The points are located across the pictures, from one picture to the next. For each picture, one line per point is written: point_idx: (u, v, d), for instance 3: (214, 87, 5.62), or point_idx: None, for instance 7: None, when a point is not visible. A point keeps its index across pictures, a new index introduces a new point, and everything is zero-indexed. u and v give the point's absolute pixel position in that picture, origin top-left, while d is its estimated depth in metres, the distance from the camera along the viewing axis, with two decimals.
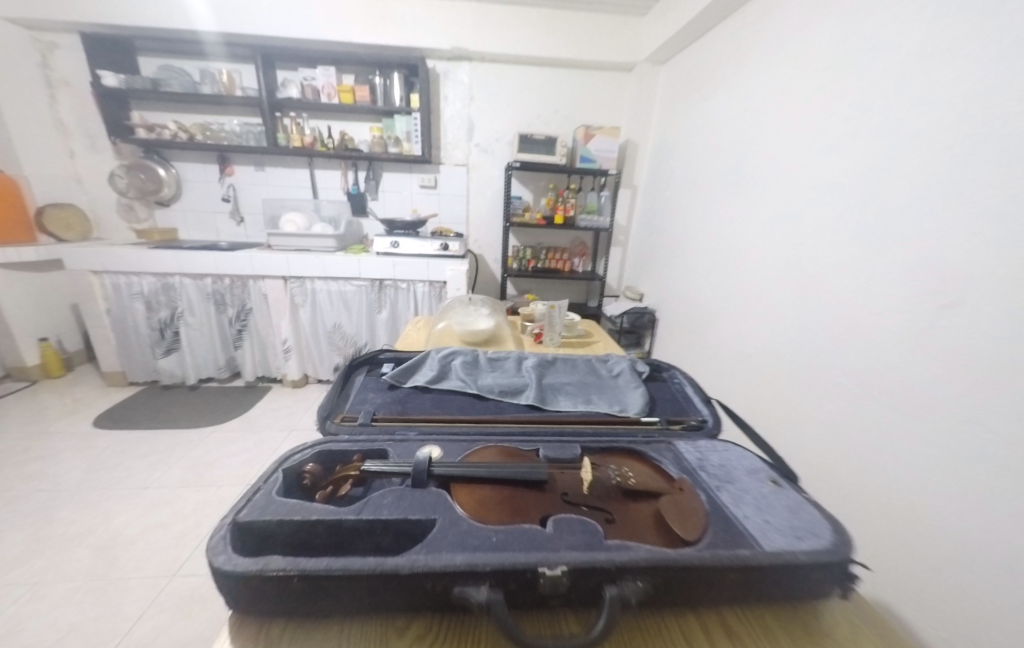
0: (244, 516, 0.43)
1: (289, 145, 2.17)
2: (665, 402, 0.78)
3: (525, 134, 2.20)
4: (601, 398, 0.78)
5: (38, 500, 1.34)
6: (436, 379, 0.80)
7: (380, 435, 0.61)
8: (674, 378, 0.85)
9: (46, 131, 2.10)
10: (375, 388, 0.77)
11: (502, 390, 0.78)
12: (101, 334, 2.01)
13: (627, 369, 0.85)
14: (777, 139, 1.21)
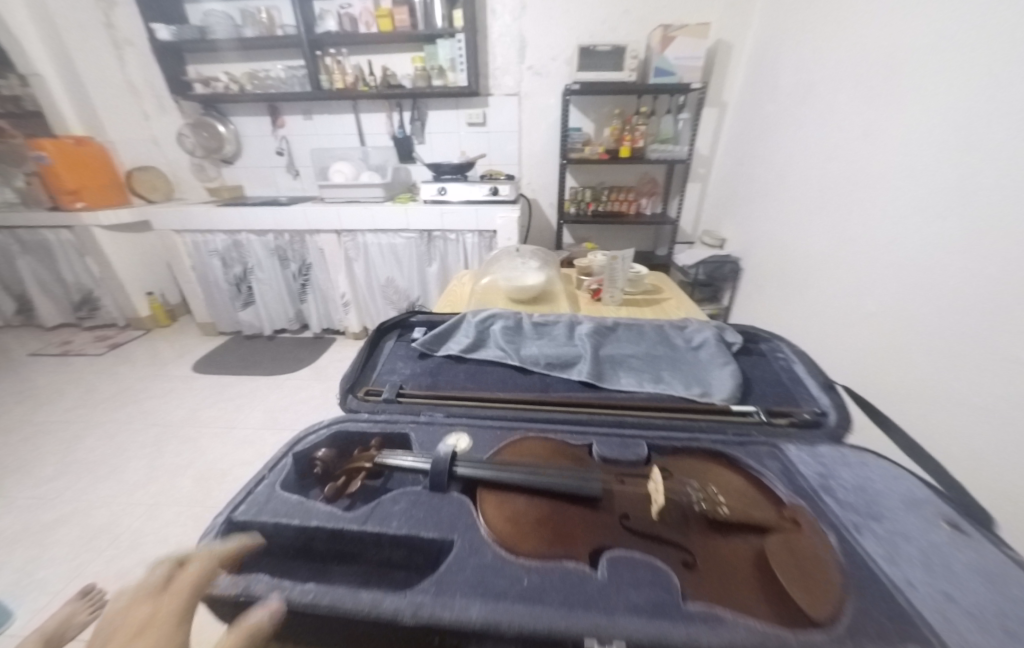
0: (240, 513, 0.41)
1: (332, 87, 2.05)
2: (765, 385, 0.60)
3: (587, 46, 1.82)
4: (675, 376, 0.61)
5: (154, 432, 1.56)
6: (471, 348, 0.69)
7: (403, 416, 0.54)
8: (777, 353, 0.66)
9: (117, 94, 2.22)
10: (405, 358, 0.69)
11: (549, 362, 0.65)
12: (191, 288, 2.22)
13: (712, 340, 0.66)
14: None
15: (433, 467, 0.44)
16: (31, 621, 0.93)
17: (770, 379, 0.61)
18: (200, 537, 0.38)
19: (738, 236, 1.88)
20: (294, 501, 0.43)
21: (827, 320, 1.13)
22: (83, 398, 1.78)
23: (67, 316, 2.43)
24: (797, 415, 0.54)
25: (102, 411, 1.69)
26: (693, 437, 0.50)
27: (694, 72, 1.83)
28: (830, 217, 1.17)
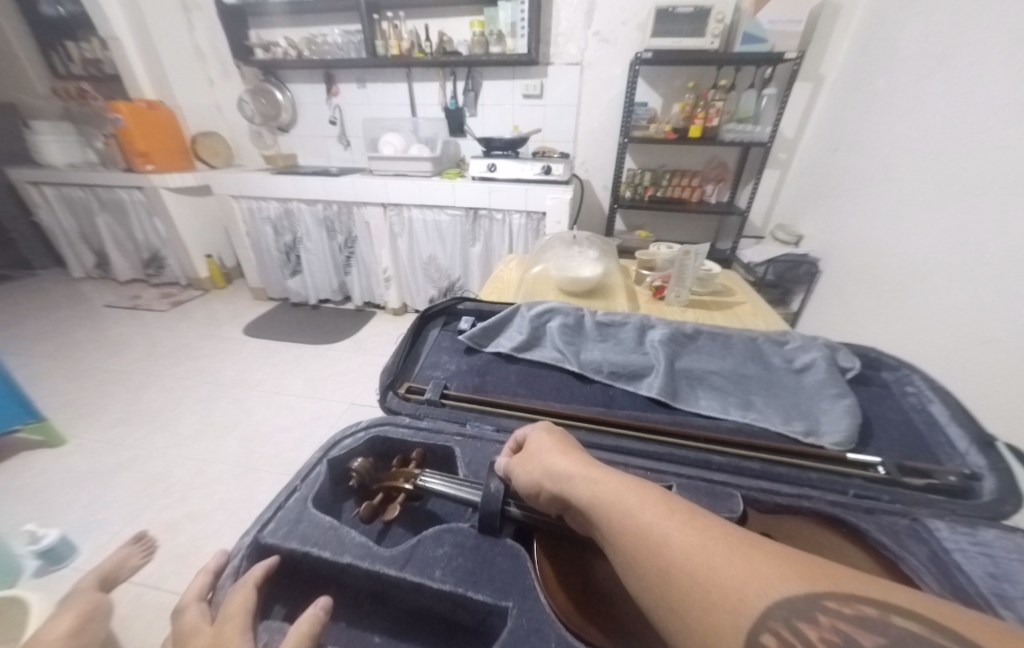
0: (268, 534, 0.41)
1: (387, 54, 1.98)
2: (890, 430, 0.50)
3: (664, 7, 1.61)
4: (769, 404, 0.52)
5: (206, 389, 1.64)
6: (524, 347, 0.63)
7: (447, 426, 0.52)
8: (908, 390, 0.55)
9: (184, 57, 2.28)
10: (450, 351, 0.65)
11: (613, 371, 0.58)
12: (245, 253, 2.31)
13: (820, 363, 0.55)
14: None
15: (485, 509, 0.41)
16: (91, 559, 1.00)
17: (896, 425, 0.51)
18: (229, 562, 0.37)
19: (819, 232, 1.65)
20: (325, 525, 0.42)
21: (938, 339, 1.00)
22: (147, 351, 1.91)
23: (137, 272, 2.62)
24: (938, 477, 0.44)
25: (162, 365, 1.80)
26: (801, 495, 0.43)
27: (789, 38, 1.58)
28: (954, 222, 1.01)
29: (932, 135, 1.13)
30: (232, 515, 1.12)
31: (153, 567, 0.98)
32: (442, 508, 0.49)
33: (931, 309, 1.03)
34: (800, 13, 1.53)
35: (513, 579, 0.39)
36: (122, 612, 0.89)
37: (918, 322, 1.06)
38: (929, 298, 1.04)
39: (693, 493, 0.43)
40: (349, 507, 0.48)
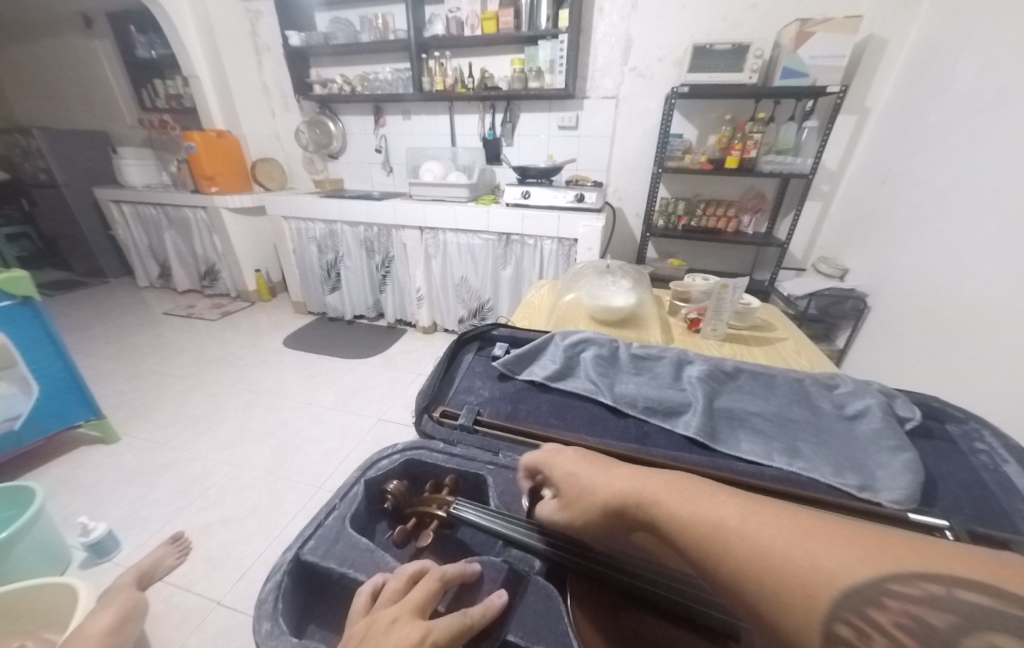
0: (308, 551, 0.41)
1: (433, 89, 2.12)
2: (958, 490, 0.46)
3: (701, 44, 1.64)
4: (817, 453, 0.49)
5: (245, 397, 1.73)
6: (557, 376, 0.63)
7: (479, 455, 0.52)
8: (978, 446, 0.51)
9: (252, 94, 2.53)
10: (483, 376, 0.66)
11: (649, 406, 0.57)
12: (290, 269, 2.45)
13: (876, 412, 0.51)
14: None
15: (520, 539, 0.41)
16: (132, 555, 1.05)
17: (965, 485, 0.47)
18: (272, 575, 0.38)
19: (867, 266, 1.57)
20: (361, 547, 0.42)
21: (1008, 388, 0.91)
22: (196, 357, 2.04)
23: (194, 284, 2.83)
24: (1019, 548, 0.39)
25: (209, 372, 1.91)
26: None
27: (832, 72, 1.56)
28: (1023, 260, 0.93)
29: (994, 171, 1.07)
30: (261, 523, 1.15)
31: (185, 568, 1.01)
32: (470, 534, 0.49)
33: (999, 351, 0.94)
34: (843, 49, 1.52)
35: (543, 622, 0.38)
36: (154, 611, 0.92)
37: (982, 368, 0.98)
38: (994, 339, 0.96)
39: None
40: (381, 530, 0.49)
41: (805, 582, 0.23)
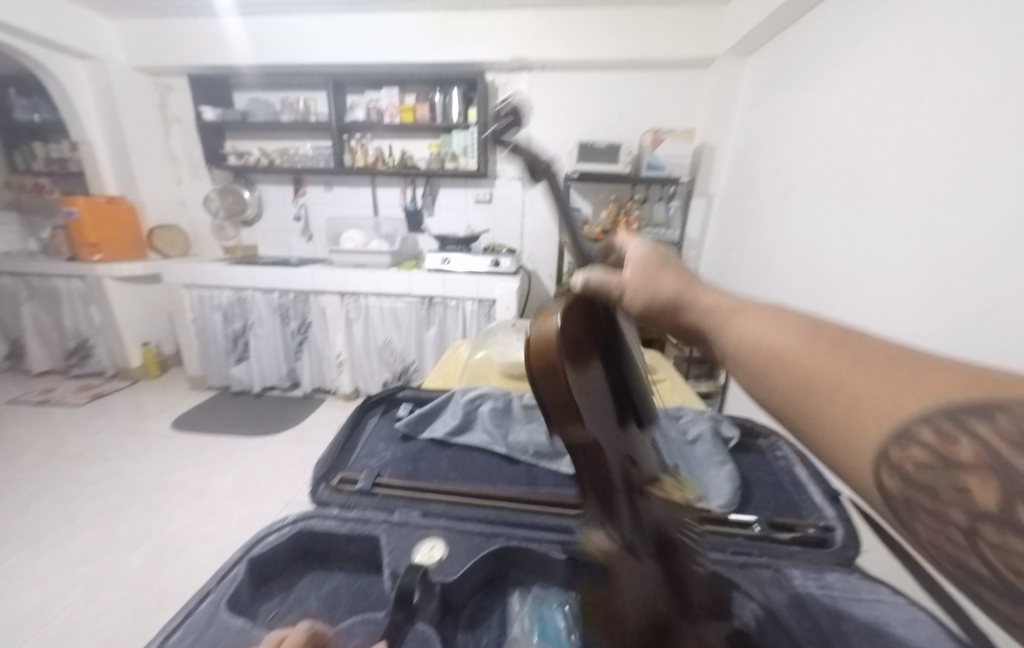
0: (173, 640, 0.39)
1: (354, 165, 2.26)
2: (765, 490, 0.60)
3: (586, 142, 2.03)
4: (671, 474, 0.60)
5: (113, 496, 1.45)
6: (457, 431, 0.69)
7: (374, 515, 0.53)
8: (776, 452, 0.67)
9: (155, 161, 2.43)
10: (387, 438, 0.69)
11: (537, 451, 0.65)
12: (188, 340, 2.22)
13: (706, 434, 0.67)
14: (889, 126, 0.94)
15: (401, 586, 0.42)
16: None
17: (770, 487, 0.60)
18: None
19: None
20: (236, 628, 0.40)
21: None
22: (48, 454, 1.68)
23: (57, 363, 2.40)
24: (799, 530, 0.52)
25: (64, 471, 1.58)
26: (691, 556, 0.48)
27: (681, 167, 2.01)
28: None
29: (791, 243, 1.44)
30: None
31: None
32: (346, 589, 0.50)
33: None
34: (685, 152, 1.98)
35: None
36: None
37: None
38: None
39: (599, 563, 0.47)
40: (266, 609, 0.47)
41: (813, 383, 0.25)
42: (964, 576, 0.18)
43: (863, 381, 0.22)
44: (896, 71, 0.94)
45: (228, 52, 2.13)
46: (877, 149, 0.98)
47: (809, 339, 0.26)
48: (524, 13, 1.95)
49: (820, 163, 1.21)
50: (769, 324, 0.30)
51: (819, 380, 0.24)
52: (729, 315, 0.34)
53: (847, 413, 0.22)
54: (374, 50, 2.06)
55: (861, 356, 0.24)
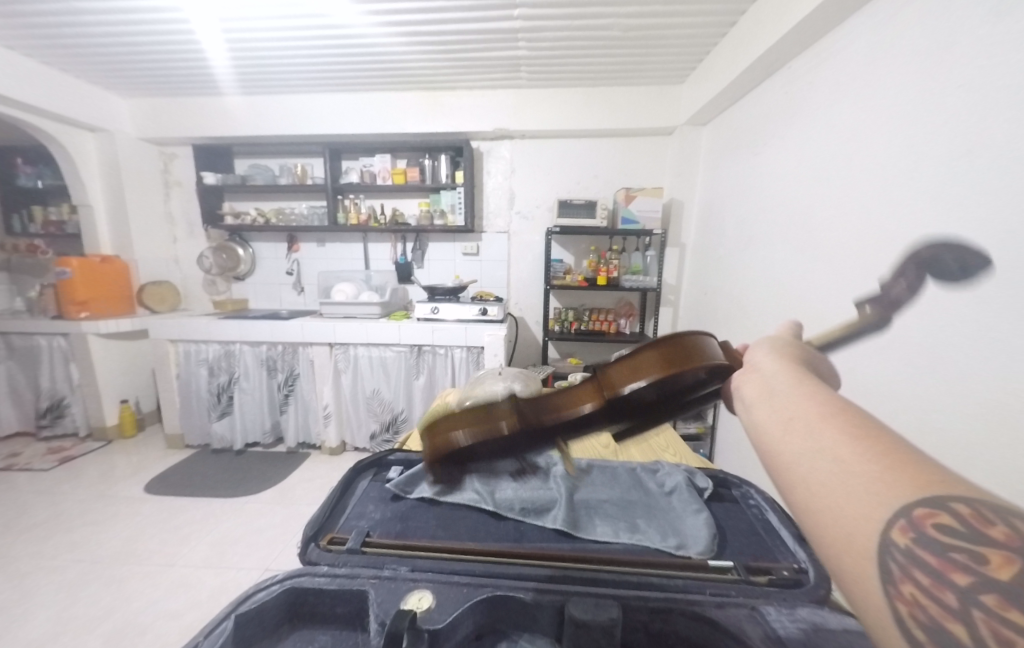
0: None
1: (347, 223, 2.38)
2: (740, 535, 0.62)
3: (564, 200, 2.21)
4: (650, 526, 0.62)
5: (74, 571, 1.34)
6: (446, 491, 0.69)
7: (363, 570, 0.53)
8: (749, 499, 0.69)
9: (153, 222, 2.53)
10: (376, 500, 0.69)
11: (524, 507, 0.65)
12: (169, 396, 2.18)
13: (682, 485, 0.69)
14: (841, 187, 1.05)
15: (390, 629, 0.41)
16: None
17: (743, 532, 0.62)
18: None
19: None
20: None
21: None
22: (6, 526, 1.57)
23: (26, 425, 2.30)
24: (773, 573, 0.53)
25: (22, 544, 1.47)
26: (669, 598, 0.48)
27: (654, 221, 2.18)
28: None
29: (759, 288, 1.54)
30: None
31: None
32: None
33: None
34: (656, 207, 2.15)
35: None
36: None
37: None
38: None
39: (581, 606, 0.47)
40: None
41: (847, 475, 0.29)
42: (927, 631, 0.23)
43: (906, 470, 0.28)
44: (834, 144, 1.09)
45: (232, 125, 2.32)
46: (828, 208, 1.10)
47: (861, 444, 0.30)
48: (504, 92, 2.20)
49: (781, 219, 1.34)
50: (826, 414, 0.33)
51: (847, 474, 0.28)
52: (791, 395, 0.37)
53: (877, 485, 0.27)
54: (368, 123, 2.27)
55: (907, 479, 0.27)
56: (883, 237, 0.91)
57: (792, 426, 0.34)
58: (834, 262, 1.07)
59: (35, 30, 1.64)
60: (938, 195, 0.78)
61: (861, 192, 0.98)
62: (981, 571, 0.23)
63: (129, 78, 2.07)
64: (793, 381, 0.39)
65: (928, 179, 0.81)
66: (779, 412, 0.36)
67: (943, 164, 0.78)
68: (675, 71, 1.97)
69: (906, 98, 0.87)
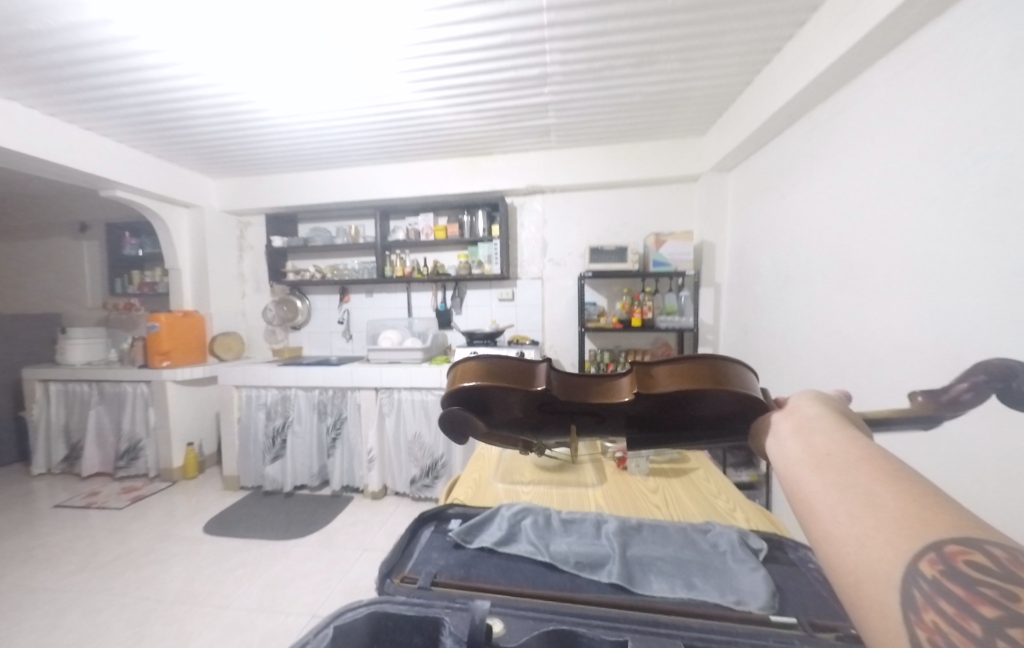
0: None
1: (393, 275, 2.59)
2: (802, 596, 0.58)
3: (595, 247, 2.31)
4: (707, 583, 0.60)
5: (140, 609, 1.42)
6: (502, 541, 0.70)
7: (438, 600, 0.54)
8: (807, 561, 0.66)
9: (227, 280, 2.87)
10: (440, 548, 0.69)
11: (579, 561, 0.65)
12: (230, 439, 2.34)
13: (737, 544, 0.67)
14: (876, 225, 1.07)
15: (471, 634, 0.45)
16: None
17: (807, 592, 0.59)
18: None
19: None
20: None
21: None
22: (85, 562, 1.70)
23: (106, 466, 2.53)
24: (839, 630, 0.51)
25: (98, 580, 1.58)
26: (733, 640, 0.48)
27: (686, 263, 2.22)
28: None
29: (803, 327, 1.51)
30: None
31: None
32: None
33: None
34: (687, 250, 2.20)
35: None
36: None
37: None
38: None
39: (646, 646, 0.48)
40: None
41: (877, 511, 0.31)
42: None
43: (938, 517, 0.30)
44: (863, 187, 1.12)
45: (299, 196, 2.67)
46: (864, 246, 1.12)
47: (892, 485, 0.33)
48: (536, 153, 2.42)
49: (818, 258, 1.35)
50: (860, 456, 0.36)
51: (878, 509, 0.31)
52: (827, 437, 0.40)
53: (905, 521, 0.30)
54: (415, 187, 2.54)
55: (933, 520, 0.30)
56: (927, 272, 0.91)
57: (826, 463, 0.37)
58: (881, 296, 1.06)
59: (158, 132, 2.06)
60: (979, 232, 0.79)
61: (897, 229, 1.00)
62: (1010, 607, 0.24)
63: (221, 163, 2.49)
64: (829, 425, 0.42)
65: (966, 217, 0.82)
66: (814, 451, 0.39)
67: (975, 204, 0.80)
68: (696, 126, 2.11)
69: (933, 140, 0.91)
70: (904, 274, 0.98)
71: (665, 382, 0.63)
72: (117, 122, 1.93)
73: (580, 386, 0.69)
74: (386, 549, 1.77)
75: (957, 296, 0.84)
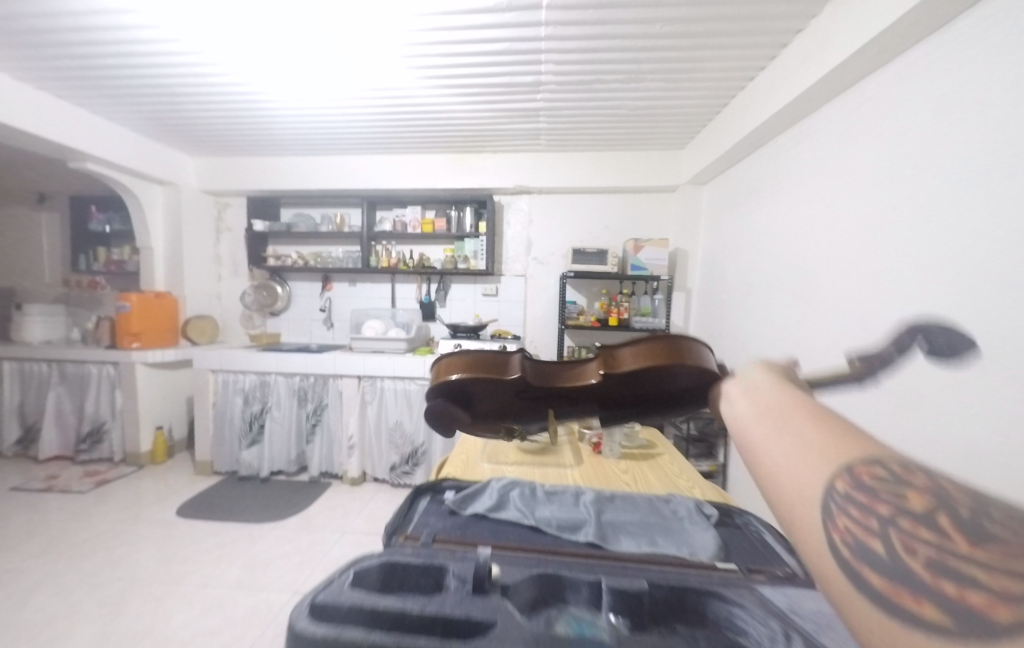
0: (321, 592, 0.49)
1: (379, 266, 2.61)
2: (742, 550, 0.70)
3: (578, 249, 2.43)
4: (667, 540, 0.71)
5: (114, 589, 1.41)
6: (493, 508, 0.79)
7: (441, 552, 0.62)
8: (749, 525, 0.78)
9: (203, 262, 2.79)
10: (437, 514, 0.77)
11: (560, 524, 0.74)
12: (204, 424, 2.30)
13: (692, 511, 0.79)
14: (827, 242, 1.22)
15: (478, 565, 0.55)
16: None
17: (747, 547, 0.71)
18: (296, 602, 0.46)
19: None
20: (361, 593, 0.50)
21: None
22: (48, 544, 1.65)
23: (65, 449, 2.42)
24: (769, 572, 0.63)
25: (66, 561, 1.55)
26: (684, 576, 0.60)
27: (661, 268, 2.36)
28: None
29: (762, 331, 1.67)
30: None
31: None
32: None
33: None
34: (662, 255, 2.35)
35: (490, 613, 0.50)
36: None
37: None
38: None
39: (615, 580, 0.58)
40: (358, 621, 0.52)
41: (803, 443, 0.33)
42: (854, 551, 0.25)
43: (855, 444, 0.31)
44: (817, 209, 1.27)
45: (284, 180, 2.63)
46: (816, 261, 1.27)
47: (819, 423, 0.34)
48: (525, 154, 2.50)
49: (777, 269, 1.50)
50: (793, 403, 0.38)
51: (805, 441, 0.33)
52: (769, 391, 0.42)
53: (826, 447, 0.31)
54: (404, 179, 2.57)
55: (850, 446, 0.31)
56: (864, 286, 1.06)
57: (765, 412, 0.38)
58: (826, 306, 1.21)
59: (138, 105, 1.99)
60: (905, 255, 0.94)
61: (844, 248, 1.15)
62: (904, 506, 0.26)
63: (203, 141, 2.42)
64: (770, 381, 0.44)
65: (896, 241, 0.97)
66: (757, 404, 0.41)
67: (901, 231, 0.95)
68: (676, 140, 2.25)
69: (875, 173, 1.05)
70: (848, 286, 1.13)
71: (628, 362, 0.72)
72: (94, 91, 1.86)
73: (552, 375, 0.78)
74: (366, 532, 1.82)
75: (886, 308, 0.98)
